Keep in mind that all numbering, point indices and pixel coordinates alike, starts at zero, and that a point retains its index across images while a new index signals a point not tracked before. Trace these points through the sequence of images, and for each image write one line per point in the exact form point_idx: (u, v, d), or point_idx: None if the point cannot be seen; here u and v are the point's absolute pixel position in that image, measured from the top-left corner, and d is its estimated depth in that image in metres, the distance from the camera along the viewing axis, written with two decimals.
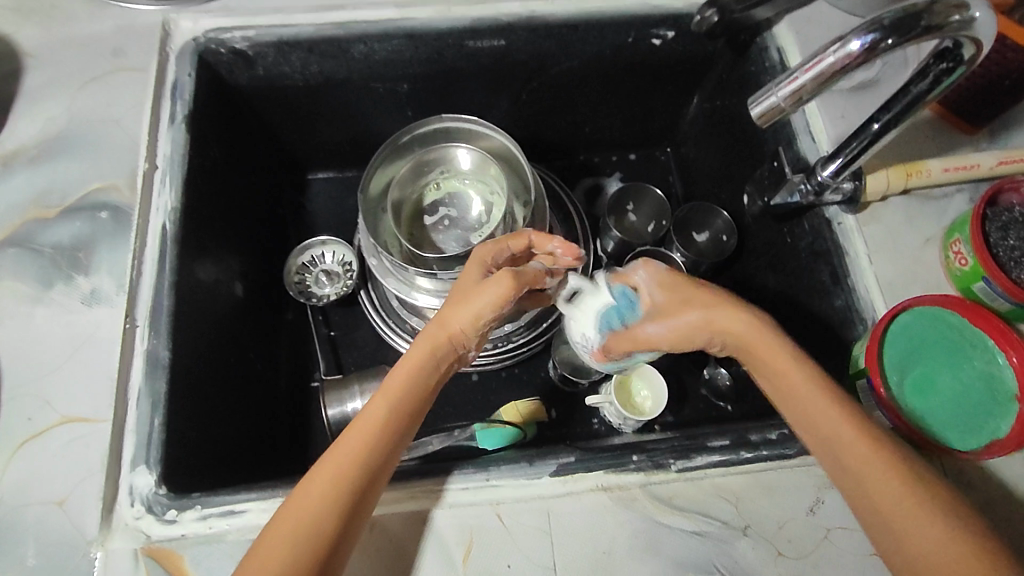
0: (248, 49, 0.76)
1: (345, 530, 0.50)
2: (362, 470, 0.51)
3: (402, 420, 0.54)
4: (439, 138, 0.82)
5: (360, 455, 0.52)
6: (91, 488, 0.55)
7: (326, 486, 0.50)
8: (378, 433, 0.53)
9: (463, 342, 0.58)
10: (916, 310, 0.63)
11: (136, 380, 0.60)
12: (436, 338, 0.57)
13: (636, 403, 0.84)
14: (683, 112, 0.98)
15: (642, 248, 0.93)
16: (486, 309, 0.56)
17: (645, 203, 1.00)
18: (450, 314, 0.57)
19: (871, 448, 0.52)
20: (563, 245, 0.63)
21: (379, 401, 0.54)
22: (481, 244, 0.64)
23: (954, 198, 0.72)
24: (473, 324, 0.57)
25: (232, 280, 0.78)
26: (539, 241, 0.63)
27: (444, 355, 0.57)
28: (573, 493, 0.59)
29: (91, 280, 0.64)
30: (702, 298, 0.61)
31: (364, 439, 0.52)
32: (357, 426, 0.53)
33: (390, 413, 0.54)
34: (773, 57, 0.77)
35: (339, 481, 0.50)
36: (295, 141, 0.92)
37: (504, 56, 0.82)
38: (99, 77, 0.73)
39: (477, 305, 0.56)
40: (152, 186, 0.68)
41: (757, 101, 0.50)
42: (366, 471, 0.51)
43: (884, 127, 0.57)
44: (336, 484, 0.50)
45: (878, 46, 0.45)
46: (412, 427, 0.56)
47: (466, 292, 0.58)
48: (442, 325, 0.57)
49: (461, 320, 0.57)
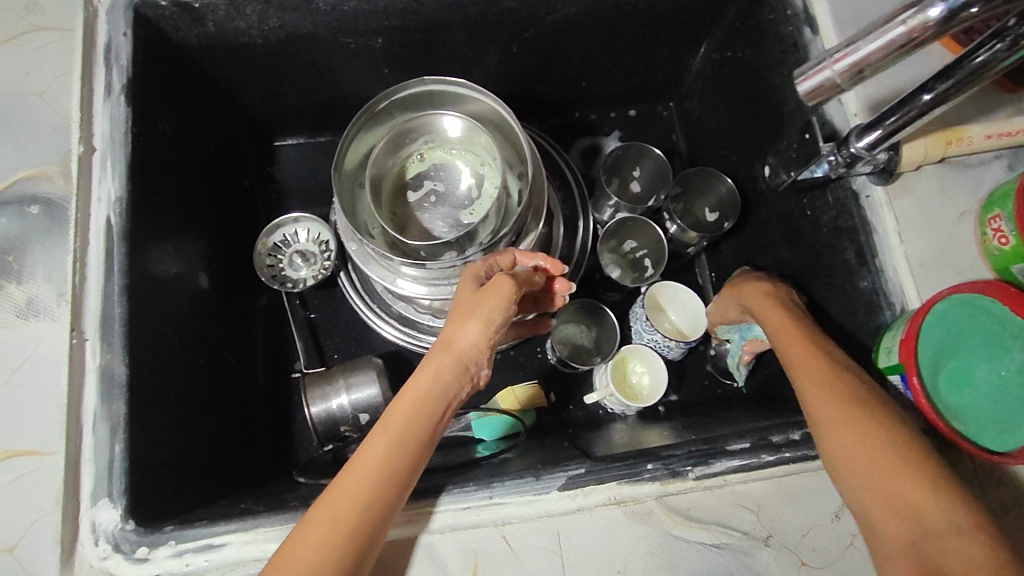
0: (193, 1, 0.64)
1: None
2: (368, 511, 0.44)
3: (412, 452, 0.47)
4: (422, 103, 0.72)
5: (365, 493, 0.45)
6: (46, 532, 0.49)
7: (325, 527, 0.43)
8: (384, 467, 0.46)
9: (477, 357, 0.52)
10: (952, 299, 0.57)
11: (89, 402, 0.53)
12: (444, 355, 0.51)
13: (631, 386, 0.79)
14: (689, 63, 0.88)
15: (629, 217, 0.85)
16: (495, 313, 0.51)
17: (646, 163, 0.90)
18: (455, 329, 0.51)
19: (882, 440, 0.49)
20: (546, 261, 0.61)
21: (382, 434, 0.47)
22: (468, 265, 0.59)
23: (991, 166, 0.65)
24: (485, 335, 0.51)
25: (196, 271, 0.70)
26: (523, 257, 0.61)
27: (458, 374, 0.50)
28: (585, 508, 0.54)
29: (25, 288, 0.55)
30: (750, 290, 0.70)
31: (368, 478, 0.45)
32: (360, 465, 0.46)
33: (395, 449, 0.47)
34: (797, 3, 0.68)
35: (341, 522, 0.43)
36: (258, 104, 0.81)
37: (491, 5, 0.72)
38: (12, 39, 0.61)
39: (485, 313, 0.51)
40: (90, 172, 0.58)
41: (805, 75, 0.42)
42: (372, 512, 0.45)
43: (936, 100, 0.50)
44: (337, 529, 0.43)
45: (960, 14, 0.37)
46: (424, 458, 0.48)
47: (469, 304, 0.52)
48: (450, 338, 0.51)
49: (469, 332, 0.51)
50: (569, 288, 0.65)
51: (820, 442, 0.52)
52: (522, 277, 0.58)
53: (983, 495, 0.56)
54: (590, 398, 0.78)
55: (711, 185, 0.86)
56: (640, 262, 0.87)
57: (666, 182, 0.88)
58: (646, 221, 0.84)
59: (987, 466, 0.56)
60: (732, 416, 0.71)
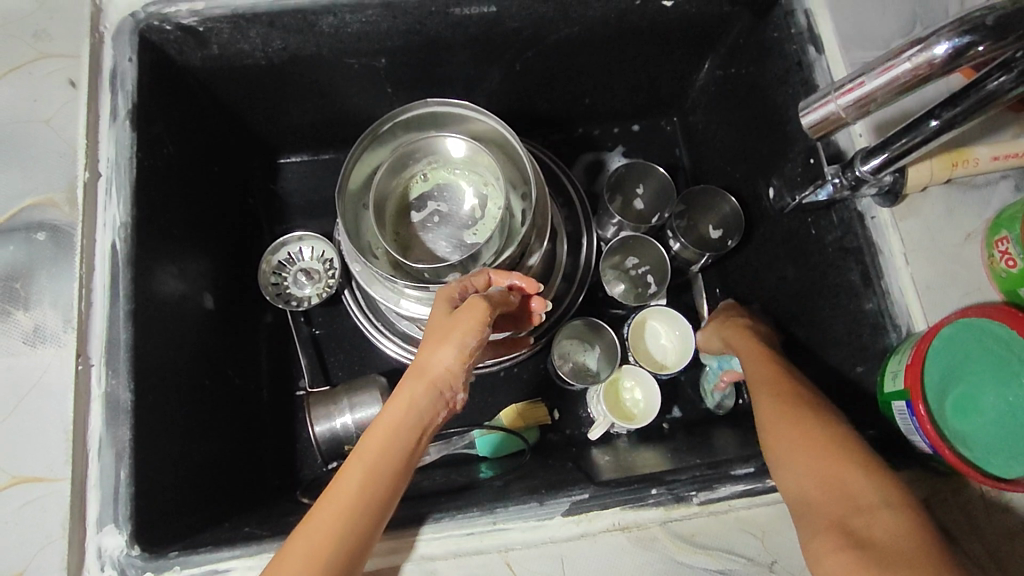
0: (198, 26, 0.65)
1: None
2: (345, 540, 0.44)
3: (387, 480, 0.46)
4: (425, 124, 0.72)
5: (342, 522, 0.44)
6: (52, 558, 0.50)
7: (302, 559, 0.43)
8: (360, 497, 0.45)
9: (452, 382, 0.49)
10: (960, 322, 0.56)
11: (95, 427, 0.53)
12: (418, 381, 0.48)
13: (625, 407, 0.80)
14: (692, 79, 0.88)
15: (627, 236, 0.85)
16: (469, 337, 0.49)
17: (650, 181, 0.91)
18: (427, 353, 0.49)
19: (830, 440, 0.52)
20: (523, 279, 0.58)
21: (356, 462, 0.46)
22: (444, 284, 0.56)
23: (998, 186, 0.65)
24: (459, 360, 0.49)
25: (201, 292, 0.70)
26: (498, 276, 0.58)
27: (432, 400, 0.48)
28: (588, 534, 0.54)
29: (33, 315, 0.56)
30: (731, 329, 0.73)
31: (347, 503, 0.45)
32: (336, 493, 0.46)
33: (373, 474, 0.46)
34: (800, 22, 0.68)
35: (317, 553, 0.43)
36: (262, 123, 0.82)
37: (494, 25, 0.72)
38: (20, 66, 0.62)
39: (459, 338, 0.49)
40: (95, 197, 0.59)
41: (810, 108, 0.42)
42: (354, 536, 0.45)
43: (944, 126, 0.49)
44: (319, 555, 0.43)
45: (967, 51, 0.37)
46: (400, 485, 0.47)
47: (442, 327, 0.50)
48: (421, 363, 0.49)
49: (442, 357, 0.49)
50: (542, 305, 0.63)
51: (783, 466, 0.53)
52: (498, 297, 0.55)
53: (990, 519, 0.55)
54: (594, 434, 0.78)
55: (715, 203, 0.86)
56: (642, 279, 0.88)
57: (670, 200, 0.89)
58: (643, 237, 0.84)
59: (994, 491, 0.56)
60: (737, 436, 0.70)
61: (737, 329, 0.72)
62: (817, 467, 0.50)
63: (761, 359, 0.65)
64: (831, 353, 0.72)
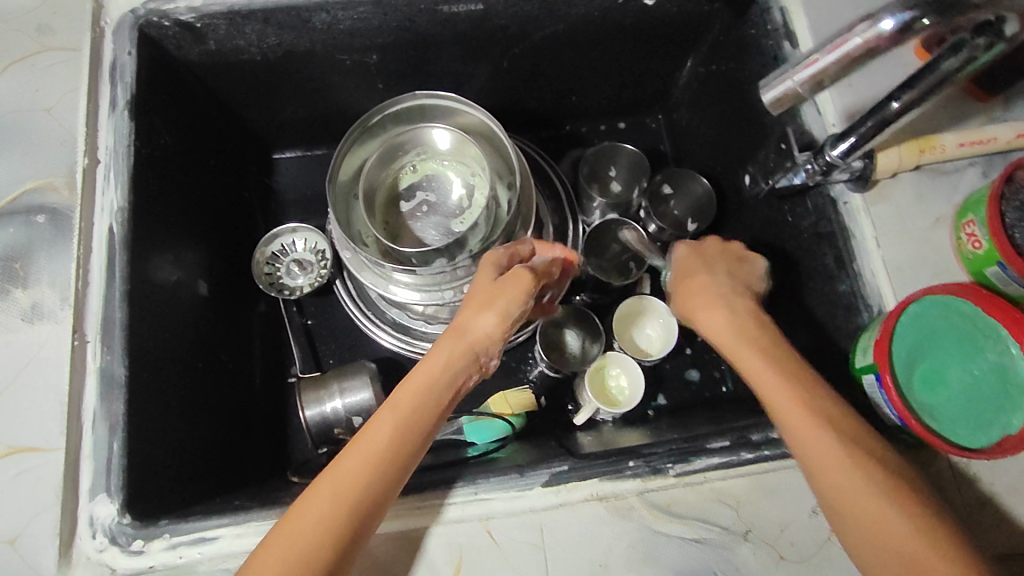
0: (195, 22, 0.67)
1: (345, 556, 0.46)
2: (368, 493, 0.47)
3: (416, 436, 0.50)
4: (413, 116, 0.75)
5: (368, 475, 0.47)
6: (46, 525, 0.51)
7: (328, 505, 0.46)
8: (387, 451, 0.48)
9: (489, 347, 0.55)
10: (926, 301, 0.59)
11: (90, 401, 0.55)
12: (458, 341, 0.54)
13: (611, 392, 0.81)
14: (676, 76, 0.91)
15: (609, 218, 0.89)
16: (513, 306, 0.56)
17: (621, 162, 0.94)
18: (471, 317, 0.55)
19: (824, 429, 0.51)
20: (562, 253, 0.66)
21: (388, 415, 0.50)
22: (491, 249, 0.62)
23: (966, 172, 0.67)
24: (502, 324, 0.55)
25: (195, 279, 0.72)
26: (542, 249, 0.65)
27: (468, 361, 0.54)
28: (567, 504, 0.56)
29: (31, 293, 0.58)
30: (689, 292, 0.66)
31: (377, 455, 0.48)
32: (364, 443, 0.49)
33: (401, 430, 0.49)
34: (776, 19, 0.70)
35: (342, 502, 0.46)
36: (258, 118, 0.85)
37: (481, 22, 0.75)
38: (23, 59, 0.65)
39: (503, 305, 0.55)
40: (94, 183, 0.61)
41: (770, 85, 0.44)
42: (373, 494, 0.47)
43: (904, 108, 0.52)
44: (337, 509, 0.46)
45: (914, 24, 0.40)
46: (426, 443, 0.51)
47: (489, 294, 0.56)
48: (462, 325, 0.55)
49: (484, 321, 0.55)
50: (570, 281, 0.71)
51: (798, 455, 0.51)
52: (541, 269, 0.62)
53: (959, 491, 0.57)
54: (579, 419, 0.79)
55: (688, 186, 0.90)
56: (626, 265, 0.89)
57: (645, 179, 0.92)
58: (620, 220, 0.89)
59: (962, 462, 0.57)
60: (717, 417, 0.72)
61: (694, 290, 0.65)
62: (815, 451, 0.50)
63: (743, 332, 0.59)
64: (806, 337, 0.74)
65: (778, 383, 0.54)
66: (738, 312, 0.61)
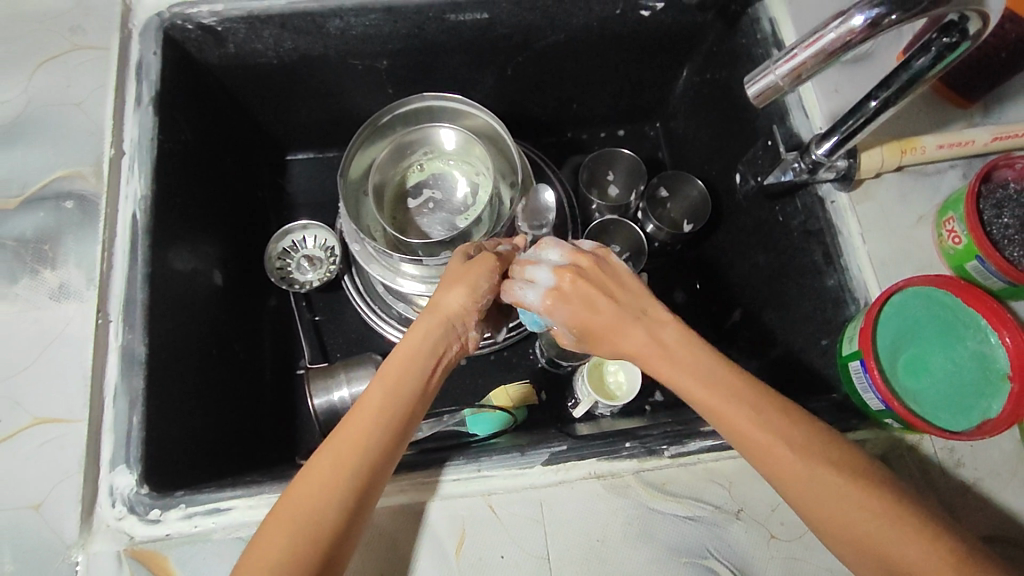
0: (217, 25, 0.71)
1: (346, 524, 0.48)
2: (360, 463, 0.49)
3: (404, 403, 0.53)
4: (422, 117, 0.79)
5: (360, 444, 0.50)
6: (68, 491, 0.54)
7: (326, 476, 0.49)
8: (378, 420, 0.51)
9: (465, 318, 0.58)
10: (909, 291, 0.62)
11: (112, 377, 0.58)
12: (434, 318, 0.57)
13: (608, 386, 0.82)
14: (672, 86, 0.95)
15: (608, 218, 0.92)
16: (482, 280, 0.59)
17: (619, 166, 0.98)
18: (443, 295, 0.58)
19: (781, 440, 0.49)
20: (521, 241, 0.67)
21: (376, 386, 0.53)
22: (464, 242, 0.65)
23: (947, 174, 0.70)
24: (471, 299, 0.58)
25: (211, 269, 0.75)
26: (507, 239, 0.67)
27: (447, 333, 0.57)
28: (566, 481, 0.58)
29: (58, 274, 0.61)
30: (622, 343, 0.56)
31: (369, 422, 0.51)
32: (356, 415, 0.52)
33: (390, 399, 0.52)
34: (765, 28, 0.75)
35: (338, 473, 0.49)
36: (273, 120, 0.88)
37: (487, 31, 0.79)
38: (56, 56, 0.68)
39: (473, 282, 0.59)
40: (119, 172, 0.64)
41: (754, 80, 0.49)
42: (368, 463, 0.50)
43: (882, 106, 0.56)
44: (334, 480, 0.49)
45: (881, 21, 0.44)
46: (417, 410, 0.54)
47: (459, 273, 0.59)
48: (433, 304, 0.58)
49: (456, 296, 0.58)
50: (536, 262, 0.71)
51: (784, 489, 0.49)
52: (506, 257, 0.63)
53: (943, 474, 0.59)
54: (579, 411, 0.81)
55: (684, 190, 0.94)
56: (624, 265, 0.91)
57: (642, 182, 0.96)
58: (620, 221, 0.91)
59: (946, 447, 0.60)
60: None
61: (630, 342, 0.56)
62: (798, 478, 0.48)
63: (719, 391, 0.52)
64: (796, 333, 0.77)
65: (748, 421, 0.50)
66: (685, 361, 0.54)
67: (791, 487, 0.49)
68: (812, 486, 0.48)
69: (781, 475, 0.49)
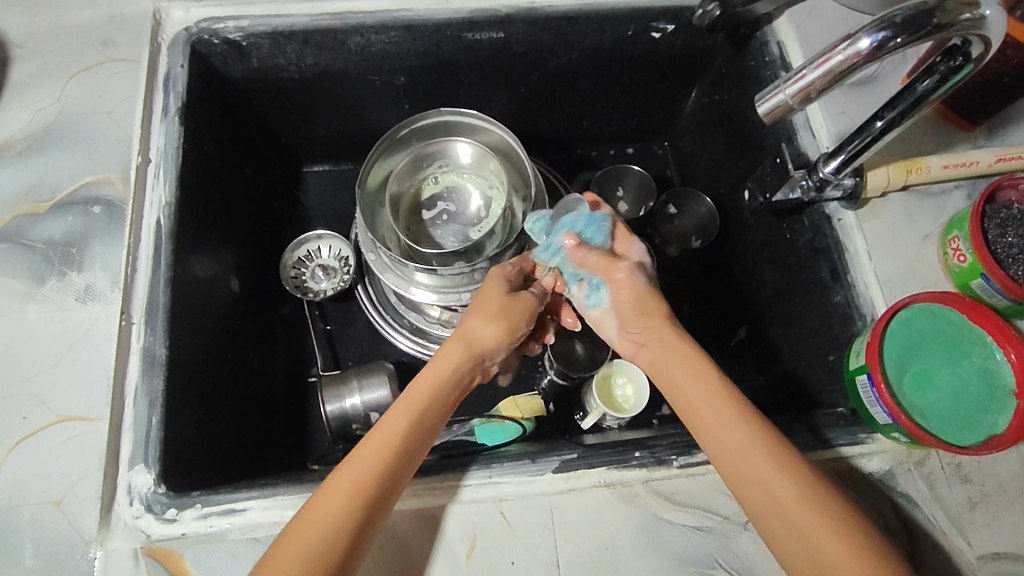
0: (242, 40, 0.74)
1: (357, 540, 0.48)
2: (382, 479, 0.51)
3: (430, 424, 0.57)
4: (438, 131, 0.81)
5: (380, 462, 0.51)
6: (88, 489, 0.55)
7: (345, 491, 0.50)
8: (402, 441, 0.54)
9: (493, 354, 0.65)
10: (916, 307, 0.63)
11: (132, 377, 0.59)
12: (465, 351, 0.63)
13: (616, 400, 0.82)
14: (682, 106, 0.97)
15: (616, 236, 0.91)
16: (518, 321, 0.67)
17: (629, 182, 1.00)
18: (478, 329, 0.64)
19: (753, 449, 0.52)
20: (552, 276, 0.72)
21: (401, 411, 0.56)
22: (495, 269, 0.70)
23: (951, 195, 0.72)
24: (506, 336, 0.66)
25: (229, 276, 0.77)
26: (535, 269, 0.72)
27: (473, 364, 0.63)
28: (576, 489, 0.59)
29: (85, 276, 0.63)
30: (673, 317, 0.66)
31: (393, 443, 0.53)
32: (380, 436, 0.53)
33: (415, 421, 0.56)
34: (773, 51, 0.77)
35: (357, 489, 0.50)
36: (292, 134, 0.91)
37: (503, 49, 0.81)
38: (88, 68, 0.71)
39: (510, 322, 0.66)
40: (145, 179, 0.66)
41: (764, 98, 0.50)
42: (387, 480, 0.51)
43: (888, 125, 0.57)
44: (351, 496, 0.49)
45: (886, 44, 0.46)
46: (436, 430, 0.57)
47: (498, 310, 0.65)
48: (469, 334, 0.64)
49: (490, 332, 0.64)
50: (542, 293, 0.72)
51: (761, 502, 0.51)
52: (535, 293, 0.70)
53: (949, 489, 0.59)
54: (586, 423, 0.82)
55: (693, 207, 0.96)
56: None
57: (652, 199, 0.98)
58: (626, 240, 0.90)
59: (951, 462, 0.60)
60: None
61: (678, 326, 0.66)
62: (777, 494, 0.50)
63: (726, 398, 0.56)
64: (803, 349, 0.77)
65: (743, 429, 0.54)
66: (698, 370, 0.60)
67: (777, 503, 0.50)
68: (782, 499, 0.50)
69: (756, 487, 0.51)
